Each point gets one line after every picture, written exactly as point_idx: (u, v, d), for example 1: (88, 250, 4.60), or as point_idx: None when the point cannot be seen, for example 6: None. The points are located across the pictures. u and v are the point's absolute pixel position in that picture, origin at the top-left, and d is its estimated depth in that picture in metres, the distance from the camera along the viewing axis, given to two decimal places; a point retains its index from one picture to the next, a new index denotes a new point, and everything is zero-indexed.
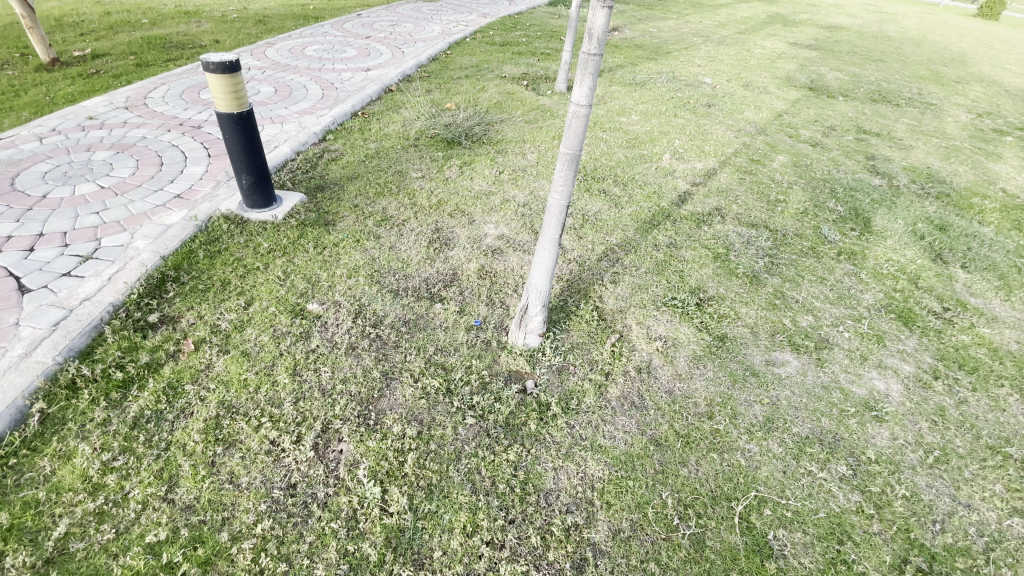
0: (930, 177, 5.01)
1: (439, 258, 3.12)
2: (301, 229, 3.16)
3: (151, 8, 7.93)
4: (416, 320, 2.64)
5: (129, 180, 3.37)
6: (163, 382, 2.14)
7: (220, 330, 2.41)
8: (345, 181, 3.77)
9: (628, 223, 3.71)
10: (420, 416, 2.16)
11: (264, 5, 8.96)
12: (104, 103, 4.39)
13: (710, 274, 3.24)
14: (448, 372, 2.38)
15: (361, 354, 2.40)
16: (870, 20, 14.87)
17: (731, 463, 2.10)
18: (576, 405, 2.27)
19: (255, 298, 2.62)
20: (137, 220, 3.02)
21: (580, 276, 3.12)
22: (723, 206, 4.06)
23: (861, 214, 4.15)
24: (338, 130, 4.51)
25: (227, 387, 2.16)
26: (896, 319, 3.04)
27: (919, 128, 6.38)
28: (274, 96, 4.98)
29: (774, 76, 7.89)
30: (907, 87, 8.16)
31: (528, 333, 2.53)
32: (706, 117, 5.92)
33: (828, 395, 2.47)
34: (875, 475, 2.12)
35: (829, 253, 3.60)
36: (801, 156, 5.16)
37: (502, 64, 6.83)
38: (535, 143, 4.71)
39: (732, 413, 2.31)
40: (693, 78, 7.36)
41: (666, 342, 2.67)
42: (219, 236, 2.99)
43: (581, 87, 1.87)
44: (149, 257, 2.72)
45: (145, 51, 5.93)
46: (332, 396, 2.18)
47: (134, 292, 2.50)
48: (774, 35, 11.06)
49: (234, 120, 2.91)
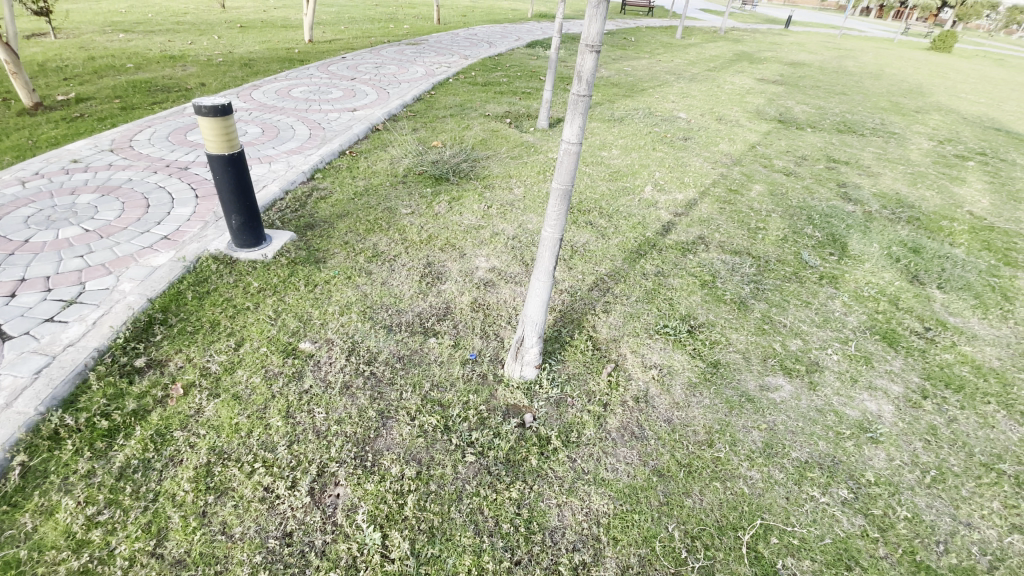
0: (899, 203, 5.23)
1: (431, 292, 3.13)
2: (291, 267, 3.15)
3: (136, 53, 8.02)
4: (410, 356, 2.62)
5: (114, 222, 3.33)
6: (151, 429, 2.07)
7: (210, 373, 2.35)
8: (335, 218, 3.78)
9: (616, 253, 3.78)
10: (418, 455, 2.11)
11: (249, 49, 9.14)
12: (89, 146, 4.38)
13: (699, 301, 3.30)
14: (445, 409, 2.34)
15: (356, 393, 2.36)
16: (830, 56, 15.76)
17: (734, 491, 2.09)
18: (576, 438, 2.26)
19: (245, 339, 2.57)
20: (123, 262, 2.98)
21: (572, 306, 3.15)
22: (706, 235, 4.18)
23: (838, 239, 4.30)
24: (326, 168, 4.56)
25: (217, 432, 2.09)
26: (881, 340, 3.11)
27: (884, 156, 6.70)
28: (261, 137, 5.03)
29: (744, 110, 8.26)
30: (870, 118, 8.60)
31: (524, 365, 2.52)
32: (684, 150, 6.14)
33: (823, 418, 2.50)
34: (876, 497, 2.13)
35: (811, 277, 3.70)
36: (776, 185, 5.36)
37: (485, 103, 7.03)
38: (521, 178, 4.81)
39: (732, 440, 2.31)
40: (668, 113, 7.66)
41: (661, 370, 2.68)
42: (208, 276, 2.96)
43: (571, 126, 1.93)
44: (135, 300, 2.67)
45: (131, 95, 5.97)
46: (327, 437, 2.13)
47: (120, 337, 2.44)
48: (741, 72, 11.65)
49: (225, 161, 2.93)
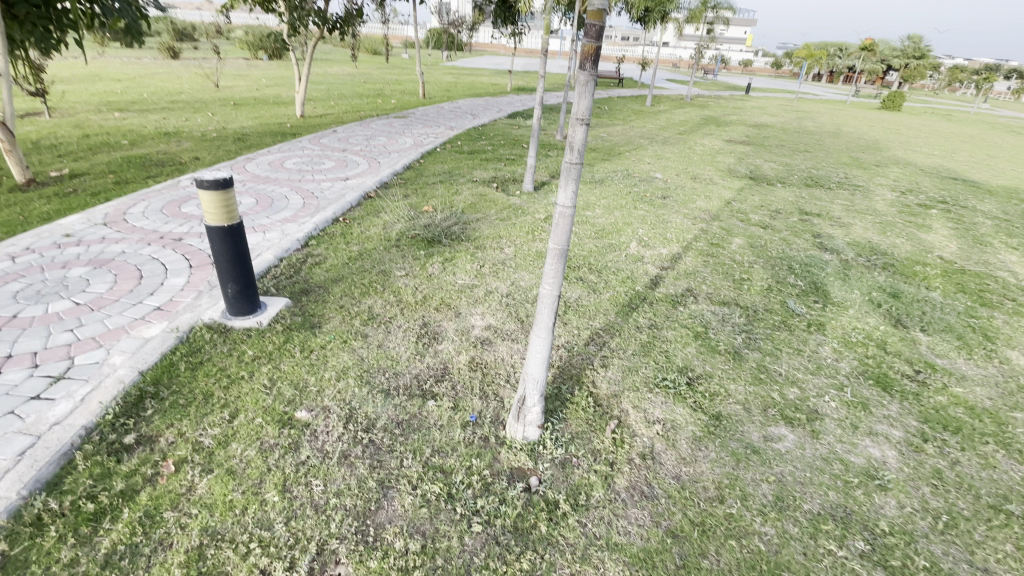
0: (873, 250, 5.47)
1: (428, 352, 3.12)
2: (286, 334, 3.13)
3: (131, 131, 8.28)
4: (409, 420, 2.56)
5: (105, 295, 3.31)
6: (140, 511, 1.97)
7: (203, 448, 2.27)
8: (330, 283, 3.81)
9: (609, 307, 3.84)
10: (422, 527, 2.02)
11: (242, 124, 9.51)
12: (82, 220, 4.41)
13: (694, 352, 3.33)
14: (448, 475, 2.28)
15: (354, 463, 2.28)
16: (790, 118, 16.94)
17: (751, 549, 2.02)
18: (585, 500, 2.20)
19: (240, 410, 2.50)
20: (114, 334, 2.93)
21: (571, 362, 3.16)
22: (694, 287, 4.29)
23: (820, 287, 4.45)
24: (320, 235, 4.64)
25: (210, 511, 1.99)
26: (876, 385, 3.15)
27: (853, 208, 7.07)
28: (255, 207, 5.14)
29: (717, 169, 8.73)
30: (834, 173, 9.14)
31: (527, 426, 2.49)
32: (664, 207, 6.42)
33: (830, 467, 2.48)
34: (893, 548, 2.08)
35: (800, 325, 3.79)
36: (755, 237, 5.59)
37: (472, 169, 7.34)
38: (511, 238, 4.95)
39: (742, 494, 2.27)
40: (646, 174, 8.06)
41: (665, 425, 2.66)
42: (201, 346, 2.92)
43: (565, 191, 2.04)
44: (126, 373, 2.61)
45: (125, 170, 6.11)
46: (326, 512, 2.03)
47: (109, 413, 2.36)
48: (710, 134, 12.42)
49: (223, 232, 2.97)
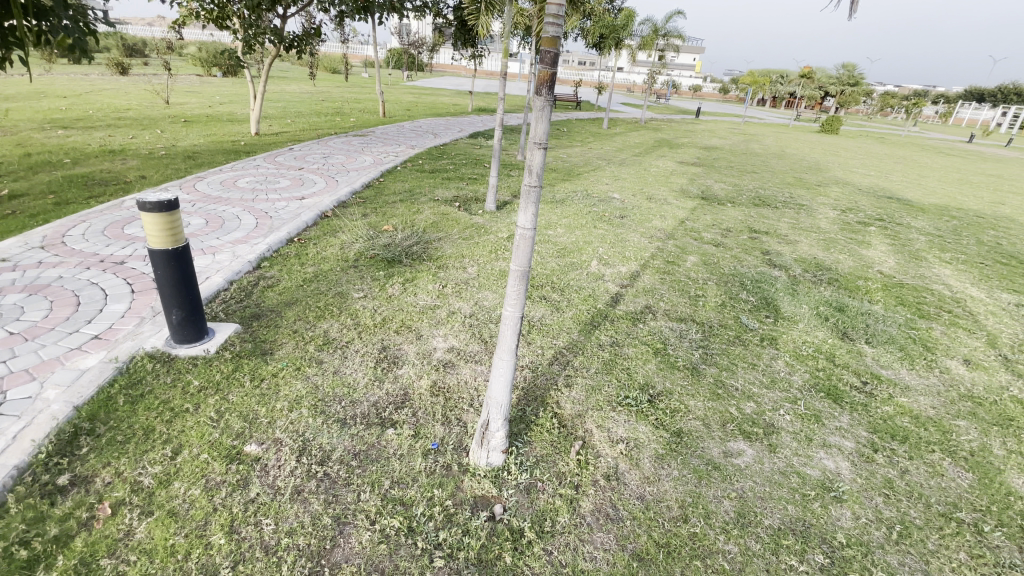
0: (818, 266, 5.76)
1: (388, 377, 3.02)
2: (235, 362, 2.97)
3: (70, 148, 7.82)
4: (367, 450, 2.46)
5: (40, 322, 3.06)
6: (74, 558, 1.79)
7: (143, 488, 2.10)
8: (284, 307, 3.66)
9: (571, 325, 3.86)
10: (381, 565, 1.92)
11: (193, 142, 9.16)
12: (14, 243, 4.10)
13: (655, 369, 3.37)
14: (408, 507, 2.18)
15: (308, 498, 2.16)
16: (738, 140, 17.83)
17: (716, 568, 2.03)
18: (551, 527, 2.15)
19: (183, 446, 2.33)
20: (47, 366, 2.70)
21: (534, 382, 3.13)
22: (653, 304, 4.37)
23: (771, 302, 4.62)
24: (274, 257, 4.47)
25: (150, 558, 1.83)
26: (827, 397, 3.27)
27: (799, 226, 7.44)
28: (205, 228, 4.92)
29: (672, 189, 9.04)
30: (780, 192, 9.63)
31: (491, 451, 2.43)
32: (622, 226, 6.57)
33: (787, 480, 2.53)
34: (851, 559, 2.13)
35: (754, 340, 3.91)
36: (709, 255, 5.78)
37: (434, 189, 7.31)
38: (473, 257, 4.92)
39: (705, 512, 2.28)
40: (604, 193, 8.26)
41: (629, 444, 2.66)
42: (142, 377, 2.72)
43: (525, 214, 2.04)
44: (61, 408, 2.41)
45: (62, 189, 5.75)
46: (278, 554, 1.90)
47: (42, 451, 2.16)
48: (665, 156, 12.89)
49: (167, 257, 2.82)
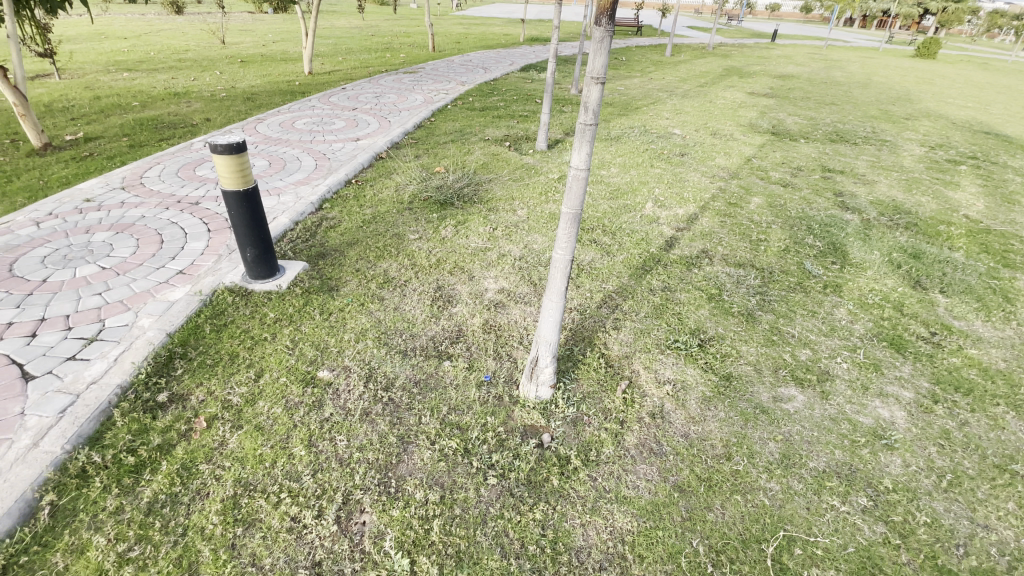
0: (896, 209, 5.32)
1: (443, 315, 3.17)
2: (305, 297, 3.21)
3: (141, 92, 8.18)
4: (426, 380, 2.66)
5: (129, 259, 3.39)
6: (176, 463, 2.11)
7: (233, 405, 2.39)
8: (345, 246, 3.86)
9: (622, 269, 3.83)
10: (440, 480, 2.13)
11: (251, 83, 9.33)
12: (100, 185, 4.46)
13: (707, 315, 3.34)
14: (464, 432, 2.38)
15: (375, 419, 2.39)
16: (818, 68, 16.10)
17: (755, 503, 2.11)
18: (595, 456, 2.29)
19: (265, 370, 2.61)
20: (140, 298, 3.03)
21: (583, 324, 3.20)
22: (709, 249, 4.24)
23: (838, 248, 4.37)
24: (333, 198, 4.65)
25: (242, 464, 2.12)
26: (889, 346, 3.15)
27: (878, 164, 6.82)
28: (269, 169, 5.15)
29: (737, 124, 8.43)
30: (861, 127, 8.77)
31: (540, 386, 2.56)
32: (681, 165, 6.27)
33: (837, 427, 2.52)
34: (895, 504, 2.15)
35: (815, 287, 3.76)
36: (774, 196, 5.45)
37: (484, 128, 7.19)
38: (523, 199, 4.91)
39: (749, 452, 2.34)
40: (663, 130, 7.82)
41: (675, 385, 2.72)
42: (224, 309, 3.01)
43: (579, 153, 2.01)
44: (155, 335, 2.72)
45: (138, 133, 6.11)
46: (351, 465, 2.15)
47: (142, 373, 2.48)
48: (732, 87, 11.90)
49: (239, 197, 3.00)
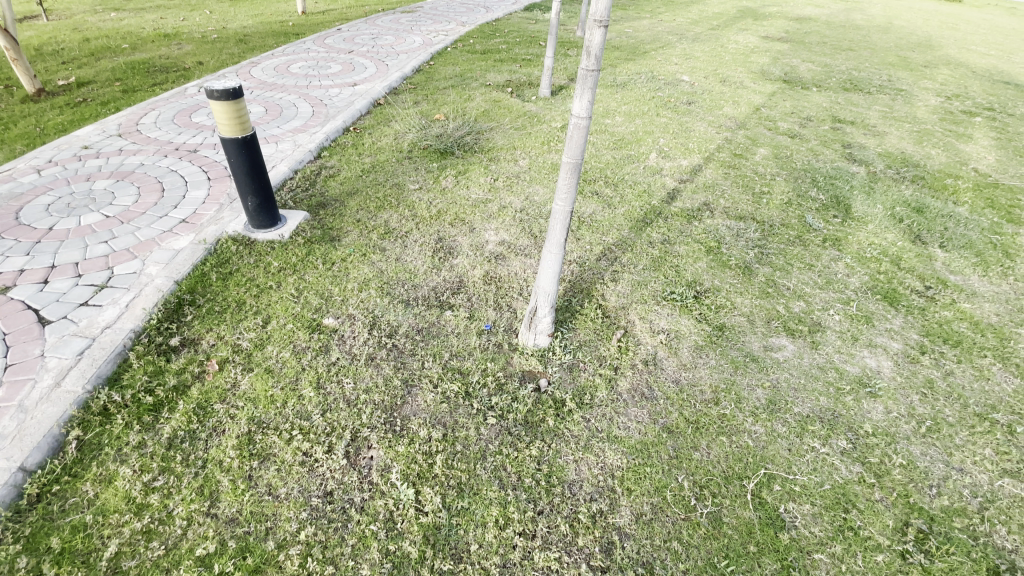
0: (904, 162, 5.23)
1: (444, 266, 3.22)
2: (308, 246, 3.25)
3: (130, 33, 7.86)
4: (428, 328, 2.75)
5: (132, 207, 3.40)
6: (193, 403, 2.22)
7: (243, 349, 2.48)
8: (346, 196, 3.86)
9: (623, 222, 3.84)
10: (442, 419, 2.25)
11: (243, 24, 8.93)
12: (97, 132, 4.40)
13: (705, 267, 3.38)
14: (465, 376, 2.48)
15: (380, 363, 2.49)
16: (837, 9, 15.28)
17: (740, 444, 2.23)
18: (590, 400, 2.40)
19: (272, 316, 2.69)
20: (146, 246, 3.07)
21: (581, 276, 3.25)
22: (711, 201, 4.22)
23: (842, 201, 4.34)
24: (332, 146, 4.59)
25: (255, 404, 2.24)
26: (882, 299, 3.20)
27: (890, 114, 6.63)
28: (266, 116, 5.05)
29: (749, 71, 8.12)
30: (877, 74, 8.45)
31: (538, 334, 2.66)
32: (687, 114, 6.11)
33: (825, 375, 2.62)
34: (873, 447, 2.27)
35: (815, 240, 3.77)
36: (781, 148, 5.35)
37: (486, 72, 6.96)
38: (525, 149, 4.84)
39: (737, 398, 2.44)
40: (671, 77, 7.55)
41: (669, 335, 2.80)
42: (229, 257, 3.06)
43: (580, 101, 1.98)
44: (163, 282, 2.78)
45: (131, 77, 5.94)
46: (357, 406, 2.26)
47: (153, 318, 2.56)
48: (746, 30, 11.36)
49: (238, 144, 2.97)
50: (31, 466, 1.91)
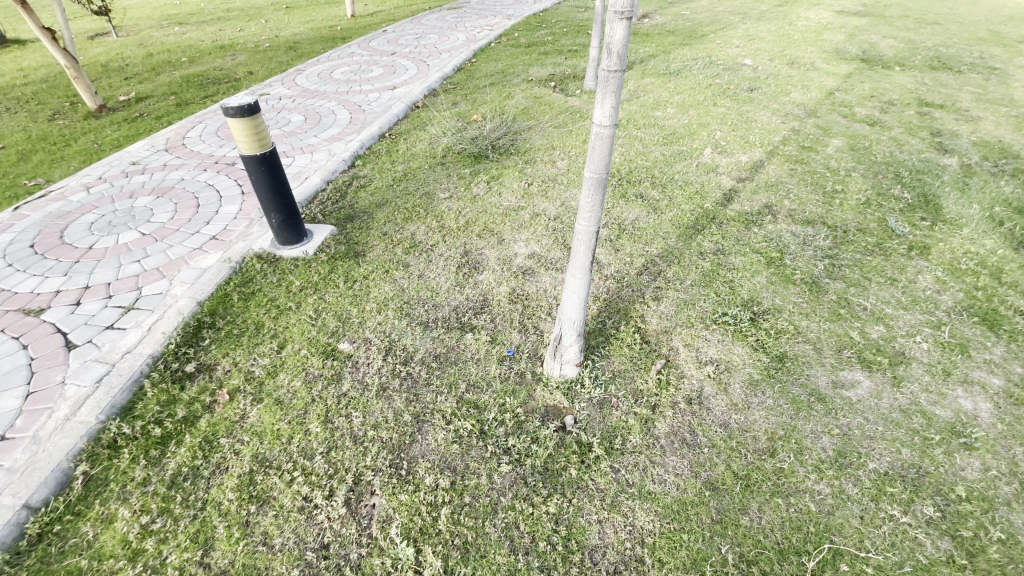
0: (1003, 152, 4.45)
1: (468, 283, 3.02)
2: (332, 263, 3.15)
3: (190, 46, 8.22)
4: (447, 353, 2.56)
5: (167, 224, 3.45)
6: (199, 436, 2.15)
7: (255, 377, 2.40)
8: (374, 208, 3.75)
9: (669, 230, 3.47)
10: (453, 463, 2.05)
11: (293, 31, 9.14)
12: (146, 147, 4.56)
13: (764, 282, 2.96)
14: (481, 411, 2.27)
15: (392, 395, 2.33)
16: None
17: (799, 508, 1.87)
18: (620, 444, 2.13)
19: (287, 341, 2.60)
20: (175, 265, 3.08)
21: (619, 293, 2.94)
22: (774, 203, 3.74)
23: (931, 200, 3.71)
24: (366, 154, 4.51)
25: (261, 439, 2.14)
26: (981, 323, 2.65)
27: (983, 97, 5.71)
28: (304, 124, 5.06)
29: (821, 50, 7.31)
30: (966, 51, 7.34)
31: (564, 364, 2.40)
32: (749, 102, 5.54)
33: (908, 420, 2.16)
34: (966, 516, 1.82)
35: (898, 249, 3.22)
36: (858, 137, 4.71)
37: (528, 67, 6.68)
38: (564, 149, 4.54)
39: (798, 448, 2.07)
40: (732, 61, 6.91)
41: (718, 367, 2.46)
42: (253, 276, 3.02)
43: (601, 107, 1.68)
44: (185, 304, 2.76)
45: (185, 90, 6.18)
46: (364, 444, 2.12)
47: (171, 343, 2.53)
48: (819, 4, 10.31)
49: (258, 161, 2.90)
50: (35, 503, 1.89)
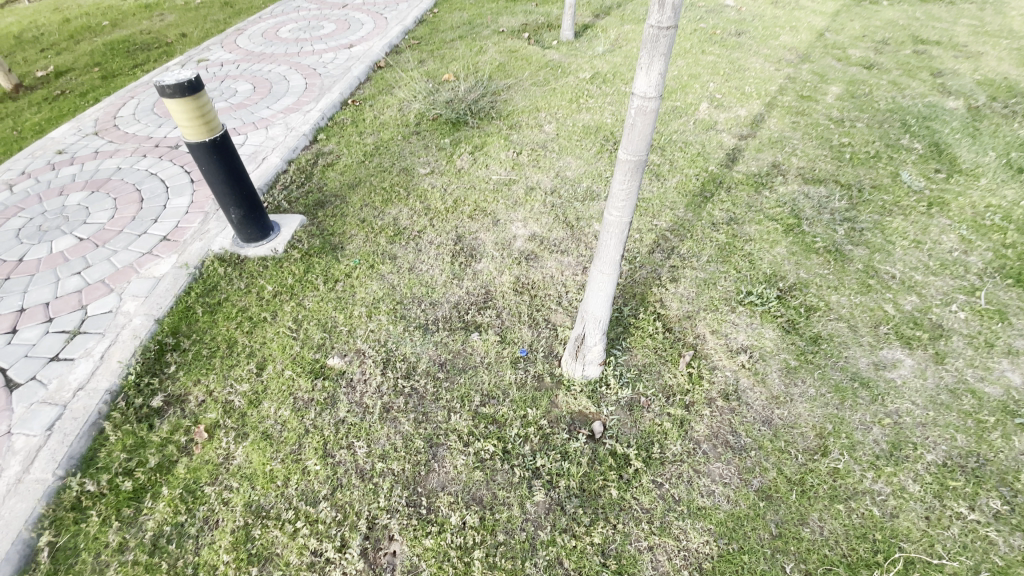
0: (1011, 90, 4.29)
1: (466, 275, 2.70)
2: (307, 261, 2.77)
3: (111, 7, 7.19)
4: (453, 361, 2.27)
5: (108, 225, 2.96)
6: (179, 487, 1.84)
7: (235, 409, 2.07)
8: (347, 190, 3.32)
9: (676, 198, 3.20)
10: (478, 494, 1.82)
11: None
12: (72, 131, 3.93)
13: (785, 254, 2.76)
14: (502, 428, 2.02)
15: (398, 417, 2.05)
16: None
17: (862, 513, 1.73)
18: (659, 454, 1.93)
19: (267, 360, 2.26)
20: (124, 275, 2.65)
21: (633, 276, 2.69)
22: (781, 162, 3.50)
23: (943, 149, 3.54)
24: (329, 125, 4.00)
25: (252, 484, 1.85)
26: (1017, 285, 2.53)
27: (983, 28, 5.52)
28: (254, 94, 4.46)
29: None
30: None
31: (587, 365, 2.15)
32: (738, 48, 5.19)
33: (957, 402, 2.04)
34: None
35: (917, 206, 3.06)
36: (857, 83, 4.46)
37: (498, 16, 6.09)
38: (550, 110, 4.15)
39: (849, 443, 1.92)
40: (713, 2, 6.46)
41: (750, 354, 2.26)
42: (217, 282, 2.62)
43: (647, 74, 1.35)
44: (141, 323, 2.36)
45: (111, 60, 5.38)
46: (373, 480, 1.85)
47: (131, 373, 2.15)
48: None
49: (207, 149, 2.45)
50: None
